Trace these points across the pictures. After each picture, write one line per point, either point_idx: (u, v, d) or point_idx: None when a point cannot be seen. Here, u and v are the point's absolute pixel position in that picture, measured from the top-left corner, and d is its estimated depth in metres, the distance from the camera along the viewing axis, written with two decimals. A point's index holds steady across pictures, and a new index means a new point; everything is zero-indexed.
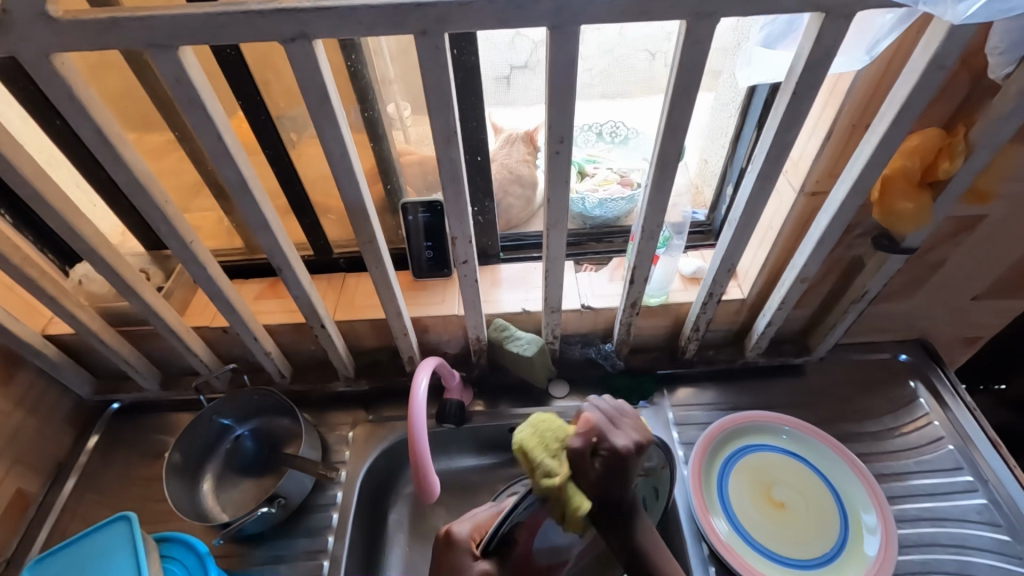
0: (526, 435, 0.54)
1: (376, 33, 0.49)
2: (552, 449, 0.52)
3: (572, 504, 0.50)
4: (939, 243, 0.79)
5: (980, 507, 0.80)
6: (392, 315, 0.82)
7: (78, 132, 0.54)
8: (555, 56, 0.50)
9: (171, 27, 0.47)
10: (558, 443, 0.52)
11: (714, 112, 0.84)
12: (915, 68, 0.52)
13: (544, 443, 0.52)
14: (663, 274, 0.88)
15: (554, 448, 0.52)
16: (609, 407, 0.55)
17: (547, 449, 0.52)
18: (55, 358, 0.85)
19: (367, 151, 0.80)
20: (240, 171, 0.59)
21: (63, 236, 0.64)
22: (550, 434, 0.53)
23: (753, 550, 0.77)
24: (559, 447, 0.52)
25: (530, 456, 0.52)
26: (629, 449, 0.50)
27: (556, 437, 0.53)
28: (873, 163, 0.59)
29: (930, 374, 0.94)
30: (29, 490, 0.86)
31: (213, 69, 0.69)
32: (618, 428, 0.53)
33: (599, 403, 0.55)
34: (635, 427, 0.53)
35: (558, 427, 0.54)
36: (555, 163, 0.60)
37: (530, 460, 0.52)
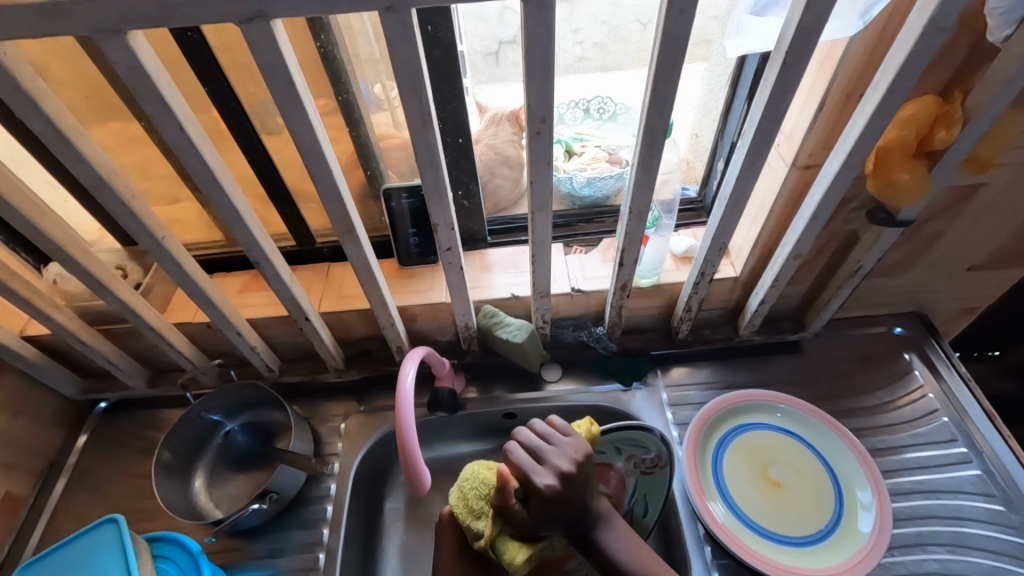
0: (456, 502, 0.67)
1: (341, 10, 0.46)
2: (476, 511, 0.65)
3: (505, 558, 0.61)
4: (936, 214, 0.77)
5: (974, 478, 0.80)
6: (378, 305, 0.80)
7: (30, 126, 0.51)
8: (531, 30, 0.47)
9: (116, 9, 0.43)
10: (478, 503, 0.65)
11: (706, 84, 0.80)
12: (912, 31, 0.50)
13: (468, 507, 0.66)
14: (654, 255, 0.86)
15: (479, 510, 0.65)
16: (531, 443, 0.63)
17: (473, 513, 0.65)
18: (37, 359, 0.83)
19: (344, 136, 0.77)
20: (207, 162, 0.56)
21: (29, 236, 0.61)
22: (472, 496, 0.66)
23: (748, 529, 0.77)
24: (478, 505, 0.65)
25: (462, 522, 0.66)
26: (549, 487, 0.59)
27: (479, 496, 0.66)
28: (867, 134, 0.57)
29: (925, 346, 0.93)
30: (19, 493, 0.85)
31: (174, 55, 0.65)
32: (538, 467, 0.61)
33: (522, 440, 0.64)
34: (553, 459, 0.61)
35: (479, 484, 0.66)
36: (536, 144, 0.57)
37: (462, 524, 0.66)
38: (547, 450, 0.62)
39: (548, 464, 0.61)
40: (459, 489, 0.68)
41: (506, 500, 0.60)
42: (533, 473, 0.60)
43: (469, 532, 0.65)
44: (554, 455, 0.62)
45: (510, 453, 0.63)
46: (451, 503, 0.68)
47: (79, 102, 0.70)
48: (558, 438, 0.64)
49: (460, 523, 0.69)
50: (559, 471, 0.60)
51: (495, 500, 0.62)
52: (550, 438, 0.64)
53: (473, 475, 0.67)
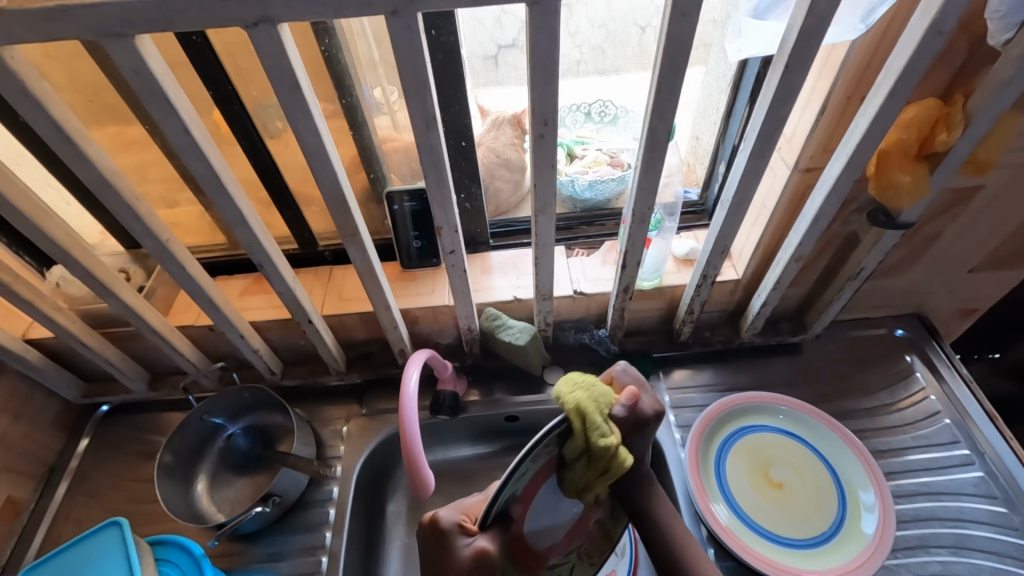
0: (580, 397, 0.56)
1: (346, 14, 0.46)
2: (603, 412, 0.55)
3: (620, 457, 0.54)
4: (936, 216, 0.77)
5: (976, 480, 0.80)
6: (381, 307, 0.80)
7: (35, 128, 0.51)
8: (535, 33, 0.48)
9: (123, 14, 0.44)
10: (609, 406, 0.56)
11: (705, 86, 0.81)
12: (913, 34, 0.50)
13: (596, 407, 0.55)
14: (656, 257, 0.86)
15: (605, 413, 0.55)
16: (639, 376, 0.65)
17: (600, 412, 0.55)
18: (38, 362, 0.83)
19: (347, 139, 0.77)
20: (212, 165, 0.56)
21: (32, 239, 0.61)
22: (602, 399, 0.56)
23: (750, 530, 0.77)
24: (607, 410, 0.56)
25: (587, 415, 0.54)
26: (655, 412, 0.61)
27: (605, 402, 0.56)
28: (868, 137, 0.58)
29: (926, 348, 0.93)
30: (19, 496, 0.85)
31: (179, 58, 0.65)
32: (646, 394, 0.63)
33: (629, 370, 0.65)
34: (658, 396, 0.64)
35: (605, 390, 0.58)
36: (540, 146, 0.57)
37: (588, 418, 0.54)
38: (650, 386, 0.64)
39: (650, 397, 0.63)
40: (577, 384, 0.57)
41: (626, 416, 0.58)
42: (644, 401, 0.61)
43: (585, 434, 0.53)
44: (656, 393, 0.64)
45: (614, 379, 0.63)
46: (568, 398, 0.56)
47: (82, 105, 0.70)
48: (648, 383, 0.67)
49: (442, 533, 0.57)
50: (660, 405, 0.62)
51: (619, 409, 0.58)
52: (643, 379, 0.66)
53: (595, 383, 0.58)
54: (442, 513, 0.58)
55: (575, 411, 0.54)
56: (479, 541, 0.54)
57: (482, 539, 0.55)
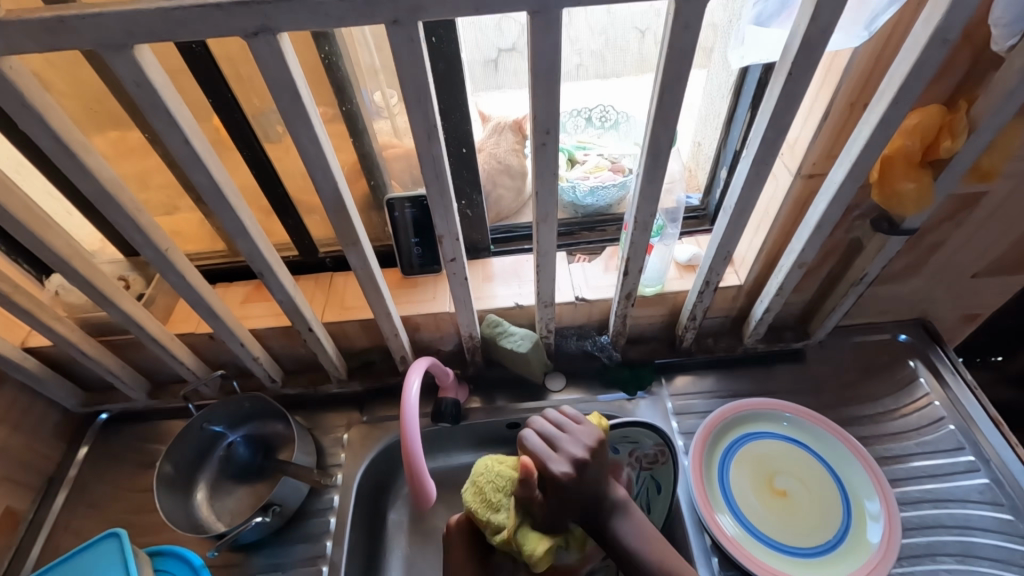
0: (473, 497, 0.64)
1: (347, 24, 0.46)
2: (495, 503, 0.62)
3: (526, 550, 0.58)
4: (939, 222, 0.77)
5: (982, 487, 0.80)
6: (381, 315, 0.80)
7: (35, 139, 0.51)
8: (537, 42, 0.47)
9: (122, 24, 0.43)
10: (499, 493, 0.62)
11: (707, 92, 0.80)
12: (917, 42, 0.50)
13: (487, 501, 0.62)
14: (658, 263, 0.86)
15: (497, 503, 0.62)
16: (548, 428, 0.62)
17: (491, 507, 0.62)
18: (38, 371, 0.83)
19: (347, 145, 0.77)
20: (212, 175, 0.56)
21: (31, 249, 0.61)
22: (490, 490, 0.62)
23: (755, 539, 0.77)
24: (498, 498, 0.62)
25: (479, 516, 0.62)
26: (568, 475, 0.57)
27: (497, 490, 0.62)
28: (872, 144, 0.57)
29: (930, 353, 0.93)
30: (18, 507, 0.84)
31: (176, 66, 0.65)
32: (556, 454, 0.59)
33: (539, 423, 0.63)
34: (574, 438, 0.60)
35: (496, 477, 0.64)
36: (541, 155, 0.57)
37: (480, 518, 0.62)
38: (561, 437, 0.60)
39: (563, 451, 0.59)
40: (473, 482, 0.65)
41: (531, 492, 0.57)
42: (553, 464, 0.58)
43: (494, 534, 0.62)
44: (569, 441, 0.60)
45: (525, 443, 0.61)
46: (469, 498, 0.64)
47: (81, 114, 0.69)
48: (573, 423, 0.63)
49: (464, 528, 0.68)
50: (574, 460, 0.58)
51: (518, 491, 0.58)
52: (562, 424, 0.63)
53: (489, 468, 0.64)
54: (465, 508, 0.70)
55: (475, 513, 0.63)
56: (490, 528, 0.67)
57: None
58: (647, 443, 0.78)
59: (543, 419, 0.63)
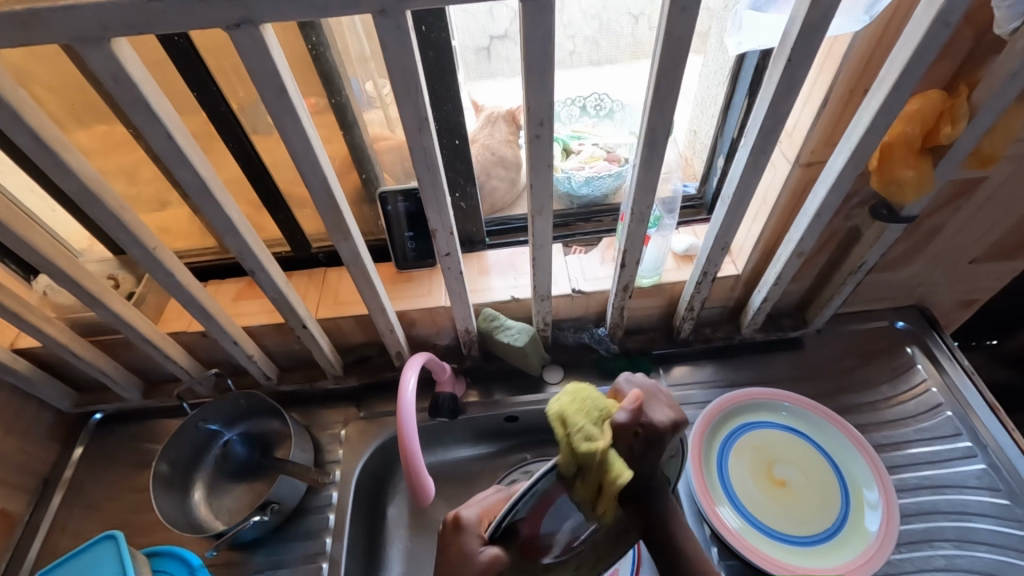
0: (566, 403, 0.53)
1: (332, 14, 0.44)
2: (594, 418, 0.52)
3: (612, 472, 0.49)
4: (939, 208, 0.76)
5: (979, 472, 0.80)
6: (376, 311, 0.79)
7: (13, 138, 0.49)
8: (529, 30, 0.46)
9: (99, 17, 0.42)
10: (598, 412, 0.52)
11: (703, 78, 0.79)
12: (918, 27, 0.49)
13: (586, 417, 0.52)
14: (655, 254, 0.85)
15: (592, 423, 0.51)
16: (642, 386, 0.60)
17: (587, 416, 0.51)
18: (28, 372, 0.82)
19: (337, 138, 0.75)
20: (198, 172, 0.55)
21: (15, 251, 0.59)
22: (592, 407, 0.52)
23: (756, 530, 0.77)
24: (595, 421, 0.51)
25: (569, 422, 0.51)
26: (665, 423, 0.55)
27: (597, 408, 0.53)
28: (872, 131, 0.56)
29: (927, 340, 0.92)
30: (14, 509, 0.84)
31: (159, 59, 0.63)
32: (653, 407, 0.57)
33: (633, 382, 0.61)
34: (668, 403, 0.58)
35: (597, 399, 0.54)
36: (536, 146, 0.56)
37: (569, 425, 0.51)
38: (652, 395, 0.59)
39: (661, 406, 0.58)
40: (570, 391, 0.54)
41: (633, 422, 0.53)
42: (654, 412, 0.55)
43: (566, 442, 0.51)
44: (654, 397, 0.58)
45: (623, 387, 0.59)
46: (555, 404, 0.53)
47: (64, 110, 0.68)
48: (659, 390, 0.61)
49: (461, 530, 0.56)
50: (672, 413, 0.56)
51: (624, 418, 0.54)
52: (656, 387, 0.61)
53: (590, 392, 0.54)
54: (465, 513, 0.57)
55: (557, 418, 0.52)
56: (492, 548, 0.54)
57: (494, 546, 0.54)
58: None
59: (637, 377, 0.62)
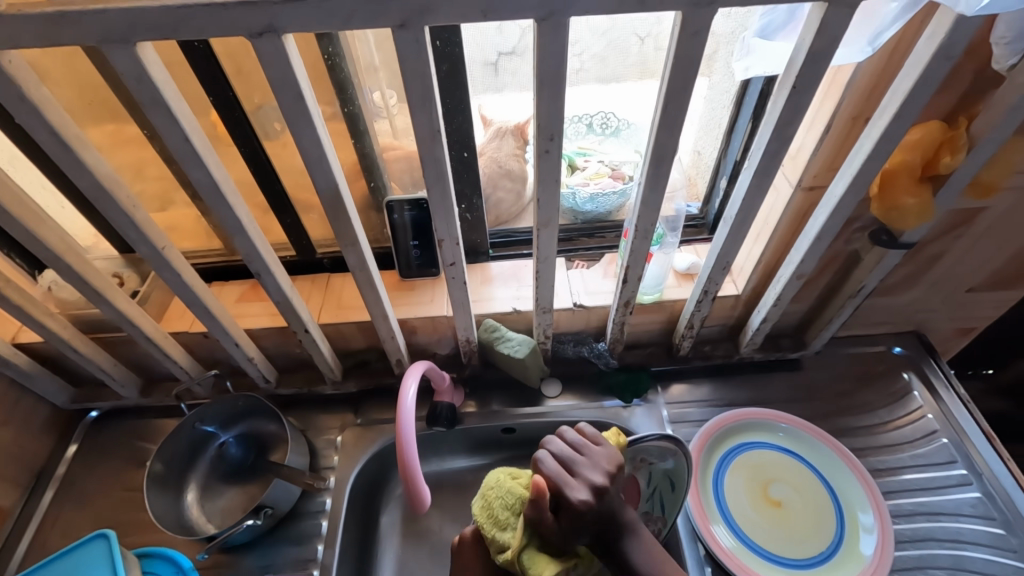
0: (478, 510, 0.59)
1: (353, 26, 0.45)
2: (502, 521, 0.57)
3: (533, 572, 0.52)
4: (938, 236, 0.77)
5: (974, 500, 0.80)
6: (379, 318, 0.80)
7: (33, 135, 0.50)
8: (544, 48, 0.47)
9: (125, 20, 0.43)
10: (506, 513, 0.57)
11: (708, 101, 0.80)
12: (920, 58, 0.50)
13: (494, 518, 0.58)
14: (657, 271, 0.86)
15: (504, 520, 0.57)
16: (563, 454, 0.57)
17: (497, 525, 0.57)
18: (28, 367, 0.82)
19: (348, 145, 0.76)
20: (212, 173, 0.55)
21: (25, 244, 0.60)
22: (499, 505, 0.58)
23: (750, 550, 0.77)
24: (506, 516, 0.57)
25: (488, 536, 0.57)
26: (589, 501, 0.53)
27: (506, 507, 0.58)
28: (873, 158, 0.57)
29: (924, 365, 0.93)
30: (4, 504, 0.83)
31: (178, 62, 0.65)
32: (574, 476, 0.55)
33: (554, 449, 0.58)
34: (590, 469, 0.55)
35: (506, 493, 0.59)
36: (544, 161, 0.57)
37: (488, 538, 0.57)
38: (578, 461, 0.56)
39: (582, 477, 0.55)
40: (481, 496, 0.60)
41: (543, 513, 0.52)
42: (571, 488, 0.53)
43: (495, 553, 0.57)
44: (587, 465, 0.56)
45: (540, 465, 0.56)
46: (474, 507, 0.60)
47: (78, 107, 0.69)
48: (586, 449, 0.58)
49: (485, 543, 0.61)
50: (592, 485, 0.54)
51: (529, 511, 0.53)
52: (578, 449, 0.58)
53: (498, 483, 0.60)
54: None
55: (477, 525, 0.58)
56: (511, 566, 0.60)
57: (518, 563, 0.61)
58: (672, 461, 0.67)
59: (559, 440, 0.59)
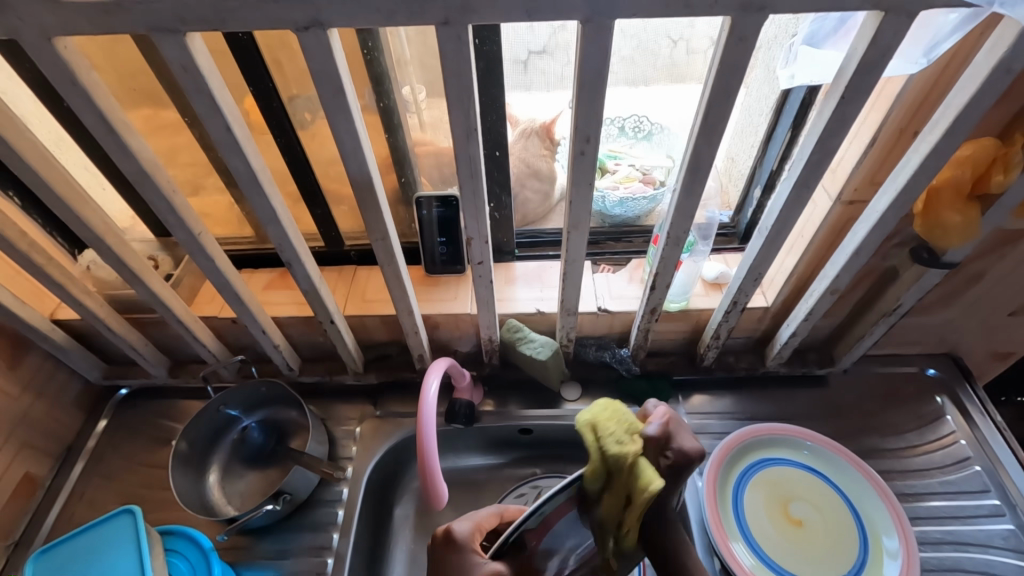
0: (599, 413, 0.53)
1: (397, 22, 0.46)
2: (625, 430, 0.51)
3: (642, 478, 0.47)
4: (982, 256, 0.74)
5: (1006, 533, 0.77)
6: (403, 312, 0.80)
7: (83, 119, 0.51)
8: (586, 49, 0.47)
9: (177, 11, 0.44)
10: (629, 430, 0.51)
11: (745, 110, 0.80)
12: (978, 72, 0.48)
13: (617, 426, 0.52)
14: (685, 279, 0.85)
15: (625, 433, 0.51)
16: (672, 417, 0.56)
17: (620, 425, 0.52)
18: (64, 342, 0.84)
19: (380, 139, 0.77)
20: (249, 162, 0.56)
21: (68, 224, 0.62)
22: (622, 424, 0.52)
23: (769, 569, 0.75)
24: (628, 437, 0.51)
25: (600, 430, 0.52)
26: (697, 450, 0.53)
27: (626, 428, 0.52)
28: (920, 174, 0.56)
29: (958, 390, 0.90)
30: (36, 474, 0.86)
31: (221, 51, 0.66)
32: (682, 433, 0.55)
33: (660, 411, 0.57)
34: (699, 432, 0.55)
35: (627, 418, 0.53)
36: (579, 163, 0.56)
37: (600, 433, 0.51)
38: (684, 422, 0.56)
39: (685, 437, 0.55)
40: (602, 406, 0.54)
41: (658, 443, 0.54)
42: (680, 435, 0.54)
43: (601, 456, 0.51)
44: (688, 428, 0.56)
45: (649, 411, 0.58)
46: (587, 413, 0.54)
47: (124, 91, 0.71)
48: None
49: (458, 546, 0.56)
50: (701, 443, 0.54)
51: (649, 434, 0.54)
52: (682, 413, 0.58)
53: (618, 410, 0.53)
54: (457, 527, 0.58)
55: (589, 428, 0.52)
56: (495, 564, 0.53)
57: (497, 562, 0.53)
58: None
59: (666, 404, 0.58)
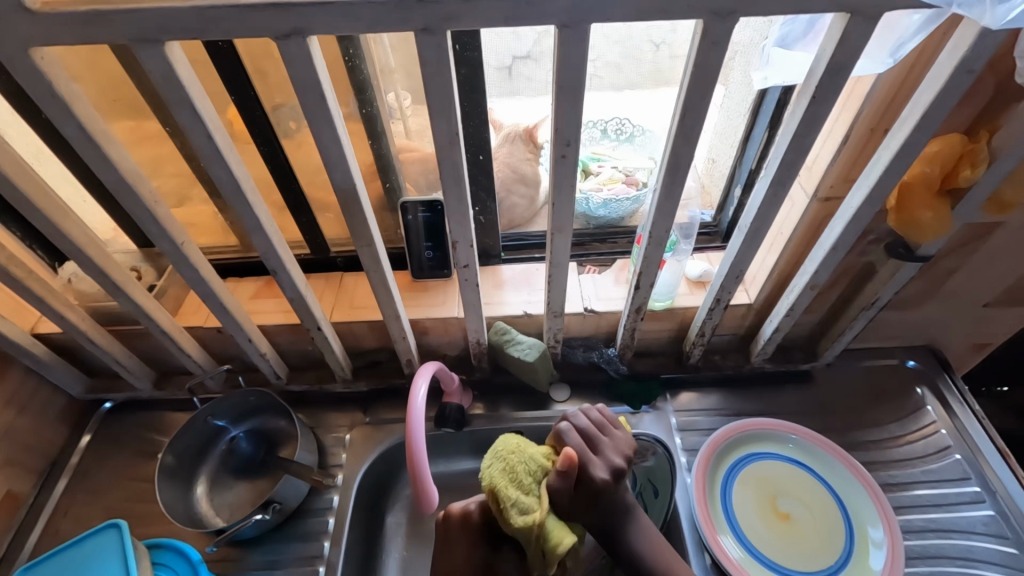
0: (496, 472, 0.60)
1: (377, 30, 0.46)
2: (525, 486, 0.60)
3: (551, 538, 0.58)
4: (956, 250, 0.76)
5: (987, 519, 0.79)
6: (391, 317, 0.80)
7: (62, 130, 0.51)
8: (564, 54, 0.48)
9: (156, 20, 0.44)
10: (529, 478, 0.60)
11: (723, 112, 0.81)
12: (942, 71, 0.50)
13: (514, 481, 0.60)
14: (669, 278, 0.86)
15: (528, 486, 0.60)
16: (585, 434, 0.69)
17: (519, 487, 0.60)
18: (46, 357, 0.83)
19: (364, 146, 0.77)
20: (232, 170, 0.56)
21: (49, 237, 0.61)
22: (520, 471, 0.61)
23: (758, 562, 0.76)
24: (529, 482, 0.60)
25: (502, 495, 0.59)
26: (606, 479, 0.65)
27: (528, 472, 0.61)
28: (891, 170, 0.57)
29: (938, 381, 0.92)
30: (19, 491, 0.84)
31: (202, 61, 0.66)
32: (596, 456, 0.67)
33: (574, 430, 0.69)
34: (613, 452, 0.68)
35: (528, 460, 0.62)
36: (561, 167, 0.57)
37: (502, 499, 0.58)
38: (602, 441, 0.68)
39: (603, 457, 0.67)
40: (499, 458, 0.61)
41: (568, 483, 0.62)
42: (595, 466, 0.66)
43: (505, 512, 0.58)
44: (608, 447, 0.68)
45: (564, 437, 0.68)
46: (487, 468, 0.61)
47: (103, 103, 0.70)
48: (606, 429, 0.70)
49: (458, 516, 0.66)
50: (613, 466, 0.66)
51: (554, 480, 0.62)
52: (601, 429, 0.70)
53: (520, 450, 0.62)
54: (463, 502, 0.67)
55: (491, 485, 0.60)
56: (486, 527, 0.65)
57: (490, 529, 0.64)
58: (651, 458, 0.87)
59: (585, 418, 0.70)
